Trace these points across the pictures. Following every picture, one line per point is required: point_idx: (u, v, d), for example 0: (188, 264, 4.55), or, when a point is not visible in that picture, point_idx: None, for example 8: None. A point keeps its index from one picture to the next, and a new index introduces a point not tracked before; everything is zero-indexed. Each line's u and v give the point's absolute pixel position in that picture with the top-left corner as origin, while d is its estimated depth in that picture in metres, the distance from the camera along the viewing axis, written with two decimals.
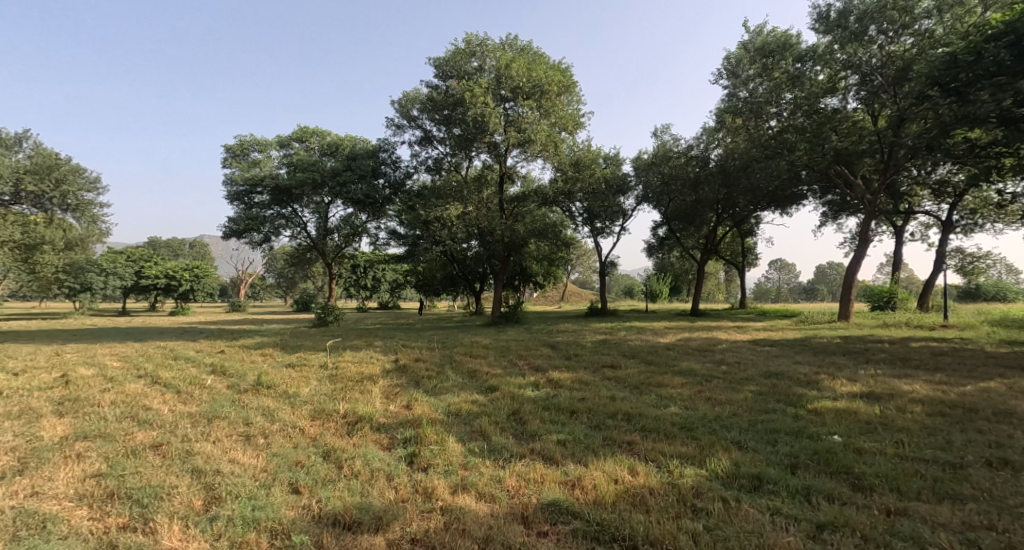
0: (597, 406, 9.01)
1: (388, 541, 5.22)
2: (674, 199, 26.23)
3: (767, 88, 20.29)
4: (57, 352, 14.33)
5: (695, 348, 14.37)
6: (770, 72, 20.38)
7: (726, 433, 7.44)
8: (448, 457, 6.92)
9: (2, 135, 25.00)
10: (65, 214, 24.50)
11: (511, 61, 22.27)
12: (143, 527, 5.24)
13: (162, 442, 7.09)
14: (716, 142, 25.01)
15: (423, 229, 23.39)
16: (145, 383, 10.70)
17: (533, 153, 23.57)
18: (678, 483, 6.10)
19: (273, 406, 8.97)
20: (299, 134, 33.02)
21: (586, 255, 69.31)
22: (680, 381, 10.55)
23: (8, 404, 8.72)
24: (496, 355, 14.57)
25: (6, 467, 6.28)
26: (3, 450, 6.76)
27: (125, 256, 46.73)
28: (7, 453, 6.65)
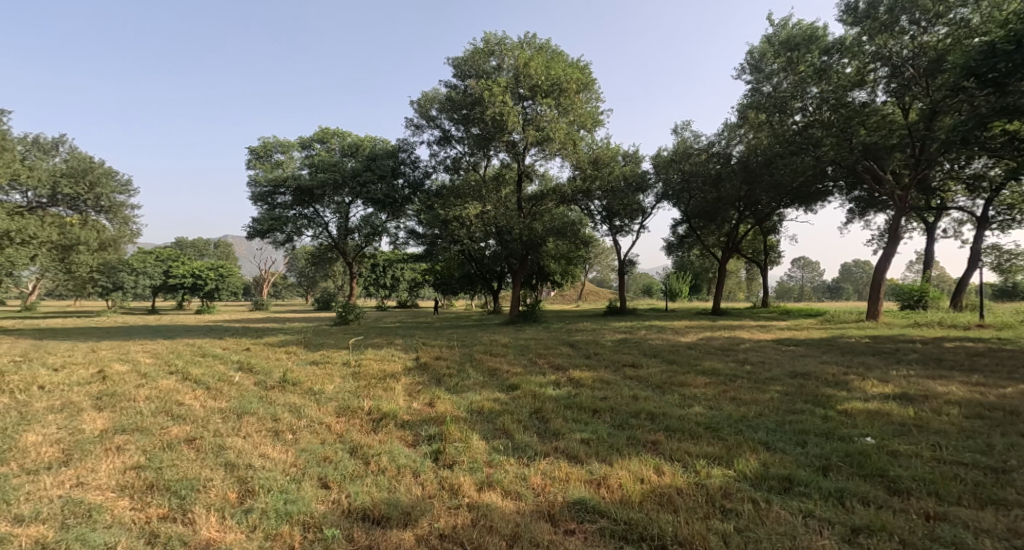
0: (620, 405, 8.96)
1: (417, 536, 5.27)
2: (695, 197, 26.07)
3: (792, 83, 20.06)
4: (93, 349, 14.79)
5: (717, 348, 14.20)
6: (795, 66, 20.24)
7: (754, 434, 7.34)
8: (473, 454, 6.96)
9: (40, 139, 25.97)
10: (99, 216, 25.56)
11: (530, 60, 22.30)
12: (182, 518, 5.37)
13: (196, 437, 7.25)
14: (738, 138, 24.63)
15: (442, 227, 23.49)
16: (176, 379, 10.96)
17: (552, 151, 23.52)
18: (706, 483, 6.04)
19: (300, 403, 9.10)
20: (320, 135, 33.54)
21: (603, 254, 68.82)
22: (703, 381, 10.44)
23: (48, 399, 9.00)
24: (516, 354, 14.58)
25: (51, 458, 6.49)
26: (47, 442, 6.97)
27: (155, 256, 47.90)
28: (51, 445, 6.87)
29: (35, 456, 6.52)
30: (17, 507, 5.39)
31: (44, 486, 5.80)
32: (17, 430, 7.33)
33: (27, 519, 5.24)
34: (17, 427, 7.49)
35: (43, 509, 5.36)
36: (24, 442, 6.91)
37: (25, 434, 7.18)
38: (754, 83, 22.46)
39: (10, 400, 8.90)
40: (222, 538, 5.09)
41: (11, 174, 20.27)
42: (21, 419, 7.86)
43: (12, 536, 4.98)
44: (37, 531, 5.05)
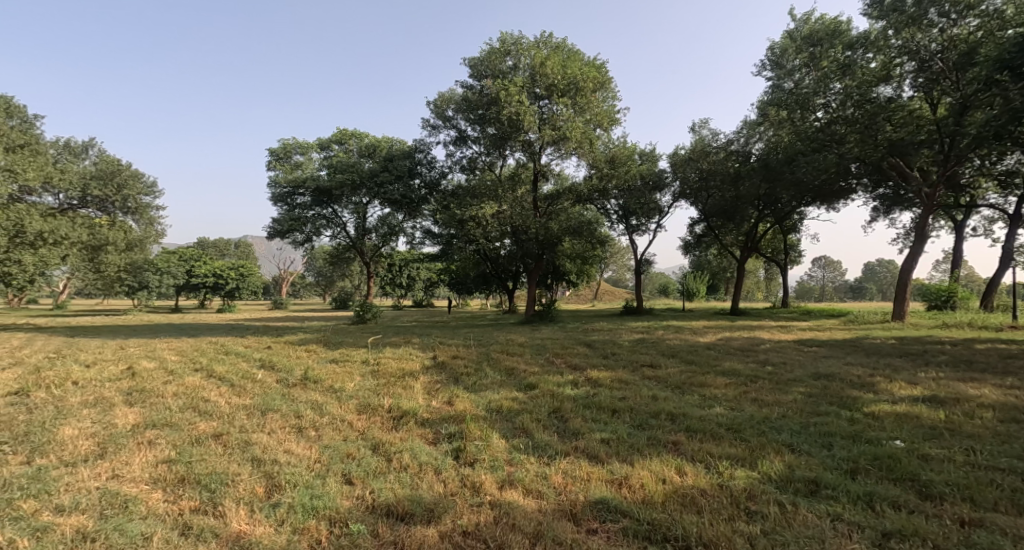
0: (639, 405, 8.91)
1: (440, 533, 5.30)
2: (713, 195, 25.73)
3: (815, 79, 19.72)
4: (121, 346, 15.16)
5: (737, 348, 14.06)
6: (818, 61, 20.05)
7: (777, 436, 7.24)
8: (493, 453, 6.97)
9: (71, 143, 26.77)
10: (125, 218, 26.01)
11: (546, 59, 22.27)
12: (213, 511, 5.47)
13: (223, 433, 7.38)
14: (757, 136, 24.53)
15: (458, 227, 23.54)
16: (202, 376, 11.16)
17: (568, 150, 23.44)
18: (730, 485, 5.98)
19: (322, 400, 9.22)
20: (338, 136, 33.90)
21: (620, 253, 68.24)
22: (724, 381, 10.33)
23: (81, 394, 9.24)
24: (532, 353, 14.57)
25: (87, 451, 6.65)
26: (83, 436, 7.16)
27: (178, 256, 48.81)
28: (88, 438, 7.05)
29: (72, 449, 6.69)
30: (57, 498, 5.54)
31: (81, 477, 5.97)
32: (53, 424, 7.53)
33: (67, 508, 5.38)
34: (54, 421, 7.69)
35: (82, 500, 5.51)
36: (61, 436, 7.09)
37: (61, 428, 7.37)
38: (774, 79, 22.41)
39: (44, 395, 9.13)
40: (252, 531, 5.17)
41: (43, 176, 20.77)
42: (57, 413, 8.07)
43: (55, 525, 5.12)
44: (76, 520, 5.18)
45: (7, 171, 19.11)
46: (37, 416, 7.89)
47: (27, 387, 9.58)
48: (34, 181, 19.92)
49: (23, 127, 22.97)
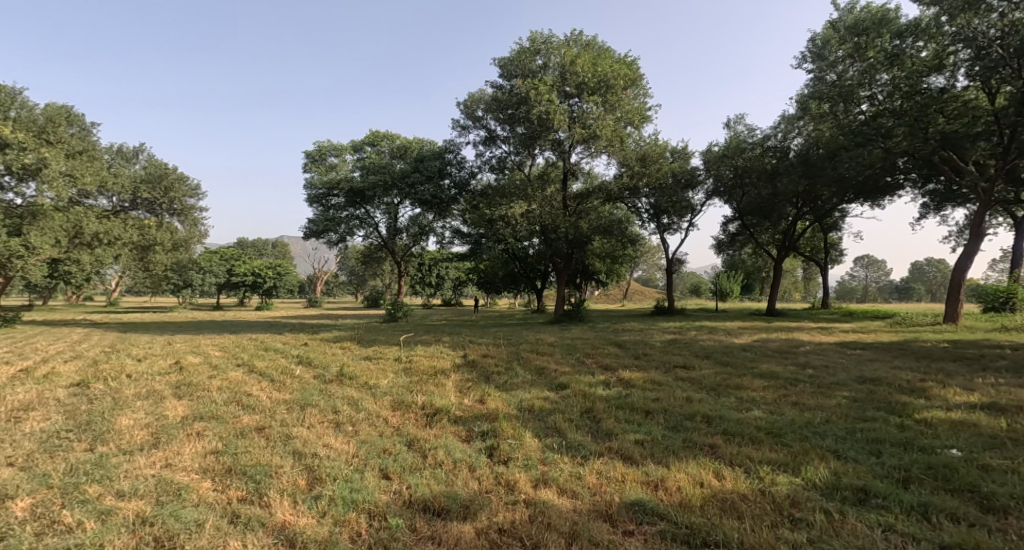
0: (673, 406, 8.79)
1: (476, 529, 5.33)
2: (748, 193, 25.15)
3: (860, 71, 19.32)
4: (169, 342, 15.76)
5: (776, 350, 13.73)
6: (863, 51, 19.69)
7: (821, 441, 7.03)
8: (527, 451, 6.98)
9: (122, 149, 28.03)
10: (172, 218, 26.90)
11: (577, 57, 22.17)
12: (259, 501, 5.62)
13: (265, 426, 7.59)
14: (796, 131, 23.63)
15: (488, 227, 23.69)
16: (243, 371, 11.49)
17: (598, 148, 23.17)
18: (772, 491, 5.85)
19: (358, 396, 9.39)
20: (370, 138, 34.52)
21: (653, 252, 67.31)
22: (763, 384, 10.08)
23: (135, 386, 9.62)
24: (563, 353, 14.52)
25: (142, 441, 6.92)
26: (138, 426, 7.45)
27: (219, 257, 50.58)
28: (142, 428, 7.34)
29: (129, 438, 6.98)
30: (118, 483, 5.78)
31: (138, 465, 6.22)
32: (112, 414, 7.87)
33: (126, 494, 5.62)
34: (112, 411, 8.04)
35: (140, 486, 5.73)
36: (119, 425, 7.40)
37: (118, 418, 7.70)
38: (815, 71, 21.90)
39: (101, 387, 9.55)
40: (296, 521, 5.31)
41: (98, 181, 21.71)
42: (114, 404, 8.43)
43: (118, 509, 5.34)
44: (134, 505, 5.39)
45: (68, 176, 20.04)
46: (95, 407, 8.25)
47: (87, 378, 10.07)
48: (90, 185, 20.79)
49: (81, 134, 24.04)
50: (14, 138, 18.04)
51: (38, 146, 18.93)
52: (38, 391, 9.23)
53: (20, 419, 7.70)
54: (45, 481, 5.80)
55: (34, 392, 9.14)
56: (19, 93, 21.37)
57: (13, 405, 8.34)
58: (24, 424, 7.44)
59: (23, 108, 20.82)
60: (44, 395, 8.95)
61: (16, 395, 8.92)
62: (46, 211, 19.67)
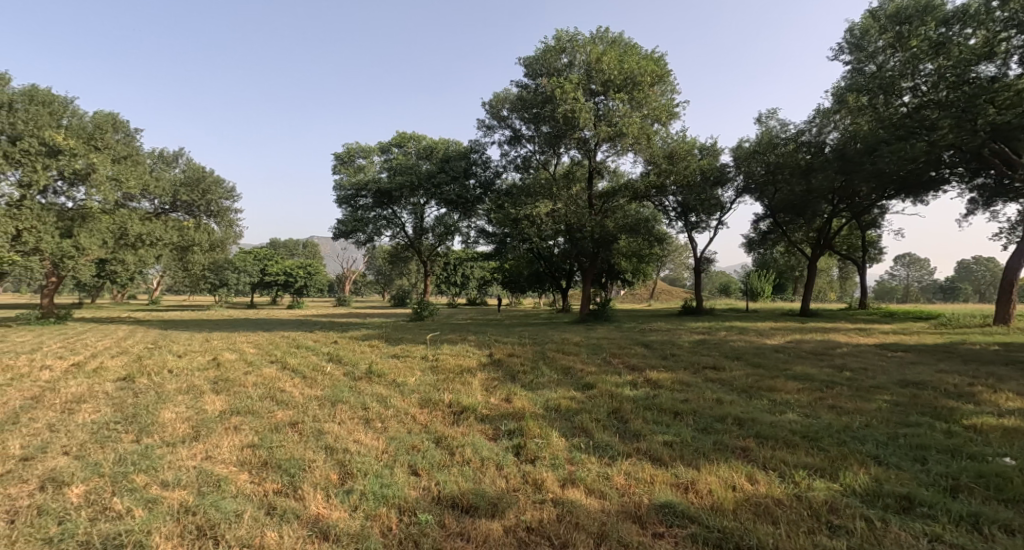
0: (704, 408, 8.63)
1: (504, 527, 5.31)
2: (781, 189, 24.53)
3: (902, 61, 18.86)
4: (207, 339, 16.18)
5: (811, 352, 13.35)
6: (907, 40, 18.94)
7: (861, 446, 6.81)
8: (554, 451, 6.92)
9: (163, 153, 28.88)
10: (209, 220, 27.59)
11: (602, 55, 21.93)
12: (294, 494, 5.70)
13: (299, 421, 7.70)
14: (832, 125, 23.04)
15: (513, 227, 23.66)
16: (277, 368, 11.71)
17: (625, 146, 22.91)
18: (808, 496, 5.69)
19: (386, 393, 9.47)
20: (397, 139, 34.87)
21: (681, 251, 66.32)
22: (797, 386, 9.82)
23: (176, 381, 9.89)
24: (589, 352, 14.40)
25: (183, 433, 7.10)
26: (180, 419, 7.65)
27: (253, 256, 51.74)
28: (183, 421, 7.53)
29: (171, 430, 7.17)
30: (163, 473, 5.94)
31: (180, 456, 6.38)
32: (155, 407, 8.09)
33: (171, 484, 5.76)
34: (155, 404, 8.27)
35: (183, 476, 5.88)
36: (162, 418, 7.61)
37: (162, 412, 7.91)
38: (854, 63, 21.41)
39: (145, 381, 9.84)
40: (329, 514, 5.36)
41: (142, 184, 22.43)
42: (157, 397, 8.68)
43: (163, 497, 5.48)
44: (178, 495, 5.53)
45: (114, 181, 20.90)
46: (140, 400, 8.50)
47: (132, 373, 10.41)
48: (134, 189, 21.53)
49: (127, 141, 24.82)
50: (67, 146, 19.22)
51: (86, 152, 19.88)
52: (88, 384, 9.57)
53: (72, 410, 7.98)
54: (97, 470, 5.99)
55: (84, 385, 9.48)
56: (69, 101, 21.93)
57: (65, 397, 8.67)
58: (76, 416, 7.71)
59: (74, 115, 21.33)
60: (94, 388, 9.28)
61: (67, 388, 9.27)
62: (93, 213, 20.80)
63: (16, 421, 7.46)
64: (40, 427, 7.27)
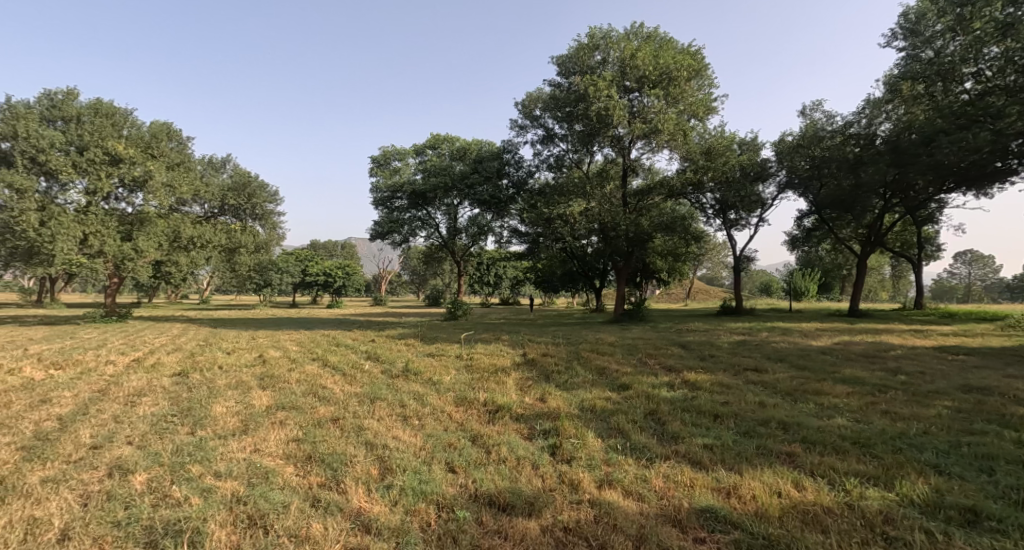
0: (746, 411, 8.34)
1: (542, 527, 5.23)
2: (827, 184, 23.58)
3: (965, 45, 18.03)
4: (253, 337, 16.66)
5: (861, 354, 12.79)
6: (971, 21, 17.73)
7: (918, 455, 6.46)
8: (590, 452, 6.79)
9: (212, 159, 29.93)
10: (254, 223, 28.35)
11: (637, 51, 21.51)
12: (337, 488, 5.75)
13: (340, 417, 7.78)
14: (883, 115, 21.83)
15: (546, 226, 23.48)
16: (318, 365, 11.95)
17: (660, 143, 22.54)
18: (861, 506, 5.42)
19: (423, 391, 9.51)
20: (431, 141, 35.13)
21: (720, 249, 64.83)
22: (845, 390, 9.41)
23: (225, 377, 10.18)
24: (624, 353, 14.16)
25: (233, 427, 7.27)
26: (230, 413, 7.85)
27: (294, 257, 53.16)
28: (233, 415, 7.72)
29: (222, 424, 7.35)
30: (216, 464, 6.09)
31: (230, 448, 6.52)
32: (208, 401, 8.33)
33: (223, 474, 5.89)
34: (208, 399, 8.52)
35: (234, 467, 6.01)
36: (214, 412, 7.83)
37: (213, 406, 8.14)
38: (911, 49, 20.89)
39: (198, 376, 10.18)
40: (370, 508, 5.39)
41: (193, 190, 23.27)
42: (209, 392, 8.94)
43: (217, 487, 5.61)
44: (230, 485, 5.65)
45: (168, 187, 21.79)
46: (194, 394, 8.77)
47: (186, 368, 10.79)
48: (187, 194, 22.41)
49: (180, 149, 25.79)
50: (127, 155, 19.98)
51: (144, 160, 20.80)
52: (148, 378, 9.95)
53: (134, 403, 8.29)
54: (157, 459, 6.18)
55: (144, 379, 9.86)
56: (128, 112, 22.75)
57: (127, 390, 9.03)
58: (137, 408, 7.99)
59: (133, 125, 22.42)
60: (152, 383, 9.63)
61: (128, 382, 9.67)
62: (151, 218, 21.43)
63: (85, 412, 7.78)
64: (106, 418, 7.56)
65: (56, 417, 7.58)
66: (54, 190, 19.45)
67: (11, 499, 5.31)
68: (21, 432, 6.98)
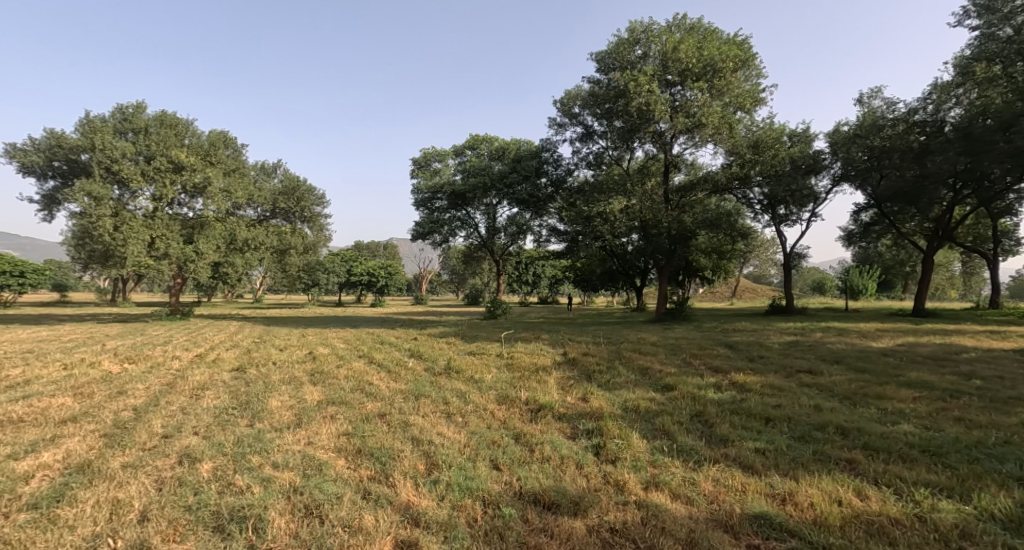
0: (800, 415, 7.98)
1: (588, 527, 5.13)
2: (888, 176, 22.40)
3: None
4: (303, 334, 17.16)
5: (928, 356, 12.07)
6: None
7: (996, 466, 6.03)
8: (635, 453, 6.63)
9: (264, 164, 30.90)
10: (303, 225, 29.10)
11: (679, 44, 21.04)
12: (386, 481, 5.80)
13: (386, 413, 7.86)
14: (953, 100, 20.74)
15: (586, 224, 23.25)
16: (364, 362, 12.16)
17: (704, 137, 21.98)
18: (932, 518, 5.10)
19: (465, 389, 9.52)
20: (470, 142, 35.28)
21: (768, 246, 62.80)
22: (911, 395, 8.90)
23: (279, 372, 10.48)
24: (667, 353, 13.83)
25: (288, 420, 7.46)
26: (285, 407, 8.07)
27: (340, 257, 54.53)
28: (288, 409, 7.93)
29: (278, 417, 7.55)
30: (273, 455, 6.25)
31: (285, 441, 6.68)
32: (264, 396, 8.58)
33: (280, 465, 6.04)
34: (264, 393, 8.79)
35: (290, 459, 6.16)
36: (270, 405, 8.06)
37: (269, 400, 8.38)
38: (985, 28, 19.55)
39: (254, 371, 10.51)
40: (419, 502, 5.41)
41: (248, 194, 24.07)
42: (264, 387, 9.23)
43: (275, 477, 5.75)
44: (287, 475, 5.78)
45: (225, 192, 22.60)
46: (251, 389, 9.06)
47: (243, 364, 11.19)
48: (242, 200, 23.14)
49: (236, 156, 26.74)
50: (188, 162, 20.94)
51: (203, 167, 21.72)
52: (209, 372, 10.36)
53: (198, 396, 8.63)
54: (221, 449, 6.40)
55: (206, 373, 10.26)
56: (189, 122, 23.83)
57: (192, 384, 9.41)
58: (201, 401, 8.31)
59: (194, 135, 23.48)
60: (214, 377, 10.02)
61: (191, 376, 10.09)
62: (210, 222, 22.50)
63: (156, 403, 8.14)
64: (174, 409, 7.87)
65: (131, 407, 7.96)
66: (126, 197, 20.50)
67: (97, 481, 5.59)
68: (102, 420, 7.34)
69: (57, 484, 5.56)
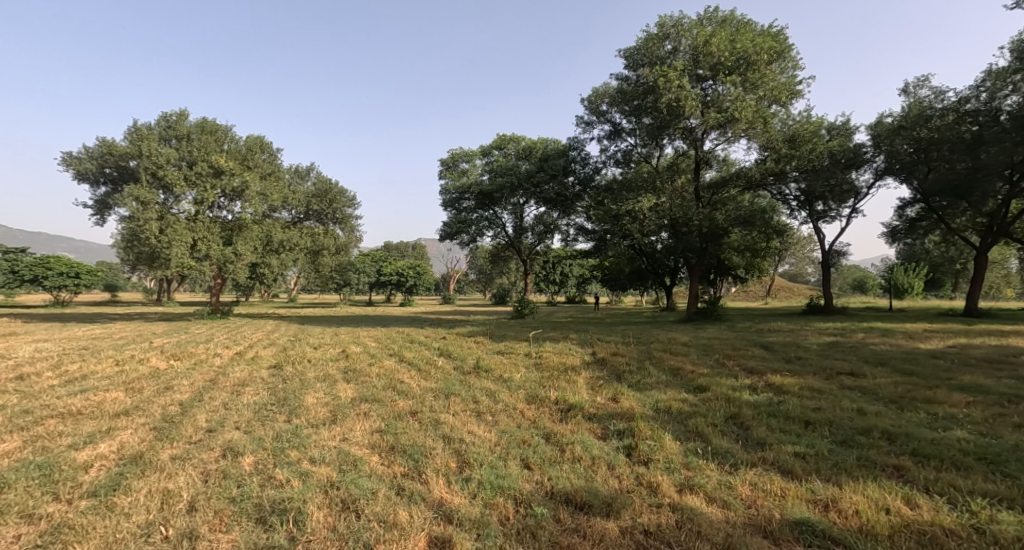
0: (842, 418, 7.67)
1: (621, 529, 5.00)
2: (936, 169, 21.51)
3: None
4: (335, 333, 17.39)
5: (982, 359, 11.46)
6: None
7: None
8: (669, 454, 6.46)
9: (297, 167, 31.44)
10: (334, 227, 29.48)
11: (711, 37, 20.60)
12: (419, 478, 5.78)
13: (417, 411, 7.86)
14: (1009, 87, 19.52)
15: (615, 223, 22.97)
16: (394, 361, 12.22)
17: (737, 132, 21.48)
18: (990, 530, 4.81)
19: (494, 388, 9.46)
20: (498, 142, 35.23)
21: (805, 244, 60.95)
22: (962, 399, 8.47)
23: (314, 370, 10.61)
24: (699, 354, 13.51)
25: (323, 416, 7.53)
26: (320, 403, 8.14)
27: (370, 258, 55.20)
28: (323, 406, 8.01)
29: (313, 413, 7.63)
30: (310, 450, 6.31)
31: (321, 437, 6.73)
32: (300, 393, 8.68)
33: (317, 460, 6.08)
34: (300, 390, 8.91)
35: (326, 454, 6.20)
36: (306, 402, 8.16)
37: (306, 396, 8.49)
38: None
39: (290, 369, 10.68)
40: (452, 499, 5.37)
41: (283, 198, 24.48)
42: (300, 384, 9.35)
43: (312, 472, 5.79)
44: (324, 470, 5.82)
45: (261, 195, 23.07)
46: (289, 385, 9.19)
47: (279, 361, 11.39)
48: (276, 202, 23.60)
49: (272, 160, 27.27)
50: (227, 166, 21.46)
51: (240, 171, 22.21)
52: (248, 369, 10.57)
53: (239, 392, 8.79)
54: (261, 443, 6.47)
55: (245, 370, 10.46)
56: (229, 128, 24.42)
57: (233, 380, 9.60)
58: (242, 397, 8.46)
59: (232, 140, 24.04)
60: (253, 374, 10.21)
61: (231, 373, 10.31)
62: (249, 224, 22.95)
63: (200, 398, 8.32)
64: (217, 404, 8.04)
65: (177, 402, 8.16)
66: (170, 201, 21.08)
67: (149, 472, 5.72)
68: (152, 414, 7.54)
69: (113, 474, 5.71)
